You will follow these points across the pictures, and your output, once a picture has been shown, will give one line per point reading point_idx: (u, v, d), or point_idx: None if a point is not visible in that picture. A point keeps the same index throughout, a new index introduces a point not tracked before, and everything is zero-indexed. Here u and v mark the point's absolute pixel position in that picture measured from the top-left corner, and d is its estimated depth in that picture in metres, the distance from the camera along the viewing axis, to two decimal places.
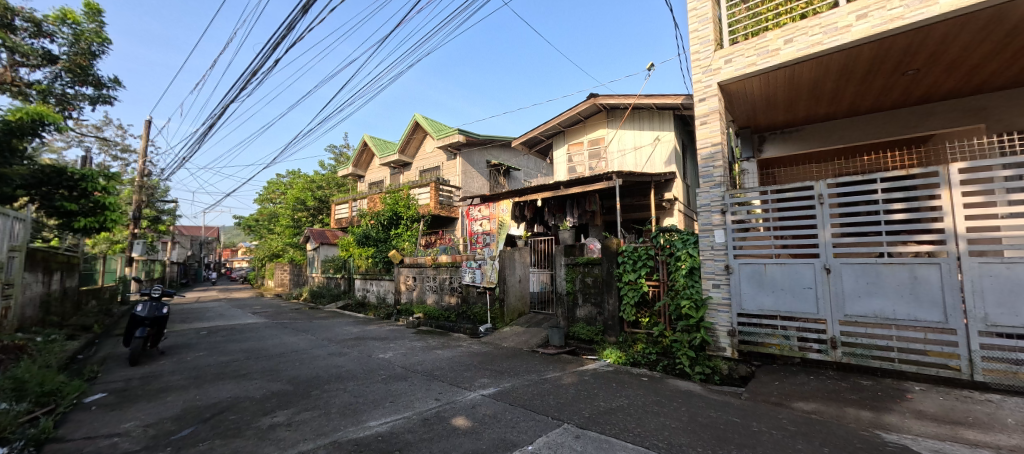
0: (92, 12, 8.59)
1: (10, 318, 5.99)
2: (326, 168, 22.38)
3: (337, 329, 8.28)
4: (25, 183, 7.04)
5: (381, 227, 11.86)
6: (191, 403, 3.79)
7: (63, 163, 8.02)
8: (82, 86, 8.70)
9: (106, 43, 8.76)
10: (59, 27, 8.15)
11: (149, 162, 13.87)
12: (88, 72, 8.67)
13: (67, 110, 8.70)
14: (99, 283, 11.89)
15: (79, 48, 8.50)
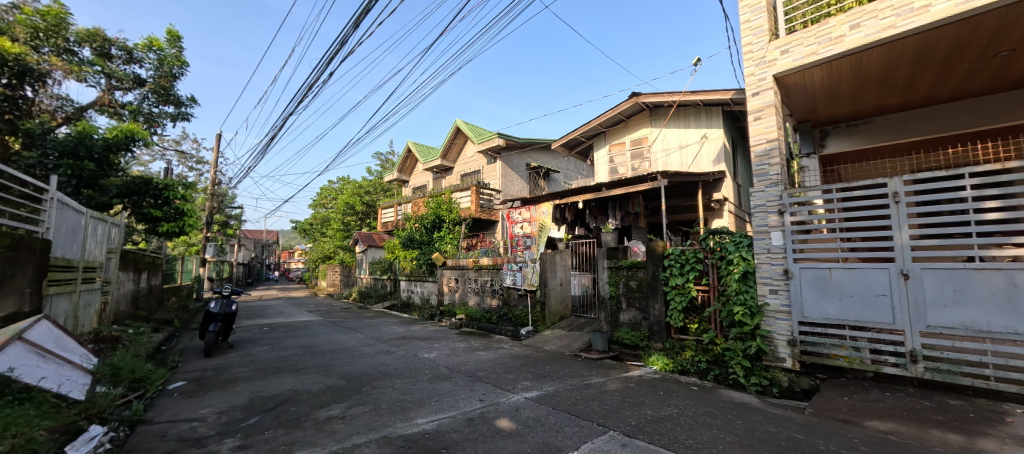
0: (172, 39, 9.64)
1: (108, 311, 6.82)
2: (373, 174, 23.48)
3: (384, 328, 8.65)
4: (120, 193, 8.01)
5: (424, 231, 12.14)
6: (256, 394, 4.12)
7: (149, 174, 9.03)
8: (165, 105, 9.76)
9: (184, 66, 9.79)
10: (146, 54, 9.24)
11: (219, 172, 15.27)
12: (170, 92, 9.70)
13: (153, 127, 9.80)
14: (178, 281, 13.23)
15: (163, 71, 9.56)
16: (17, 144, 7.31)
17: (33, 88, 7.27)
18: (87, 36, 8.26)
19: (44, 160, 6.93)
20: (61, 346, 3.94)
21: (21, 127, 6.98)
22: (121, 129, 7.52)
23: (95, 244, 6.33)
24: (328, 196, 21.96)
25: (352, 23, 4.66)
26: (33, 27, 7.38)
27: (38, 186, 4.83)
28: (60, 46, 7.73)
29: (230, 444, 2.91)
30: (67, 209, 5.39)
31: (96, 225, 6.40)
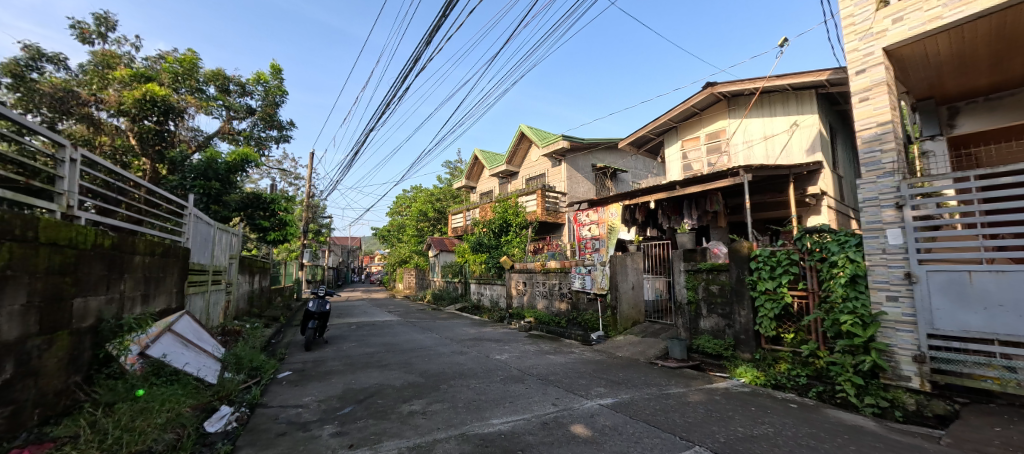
0: (274, 72, 11.07)
1: (230, 309, 7.97)
2: (443, 182, 24.67)
3: (456, 329, 9.00)
4: (238, 207, 9.36)
5: (493, 234, 12.96)
6: (348, 386, 4.52)
7: (259, 190, 10.43)
8: (270, 130, 11.21)
9: (285, 95, 11.17)
10: (256, 86, 10.72)
11: (313, 186, 17.10)
12: (274, 118, 11.11)
13: (262, 150, 11.30)
14: (282, 283, 15.01)
15: (268, 100, 10.99)
16: (164, 170, 8.91)
17: (175, 123, 8.81)
18: (212, 76, 9.82)
19: (184, 183, 8.34)
20: (198, 336, 4.71)
21: (167, 156, 8.53)
22: (238, 153, 8.82)
23: (220, 251, 7.45)
24: (403, 204, 23.45)
25: (422, 41, 4.99)
26: (173, 72, 8.96)
27: (180, 203, 5.84)
28: (192, 86, 9.29)
29: (328, 430, 3.22)
30: (200, 222, 6.43)
31: (221, 235, 7.54)
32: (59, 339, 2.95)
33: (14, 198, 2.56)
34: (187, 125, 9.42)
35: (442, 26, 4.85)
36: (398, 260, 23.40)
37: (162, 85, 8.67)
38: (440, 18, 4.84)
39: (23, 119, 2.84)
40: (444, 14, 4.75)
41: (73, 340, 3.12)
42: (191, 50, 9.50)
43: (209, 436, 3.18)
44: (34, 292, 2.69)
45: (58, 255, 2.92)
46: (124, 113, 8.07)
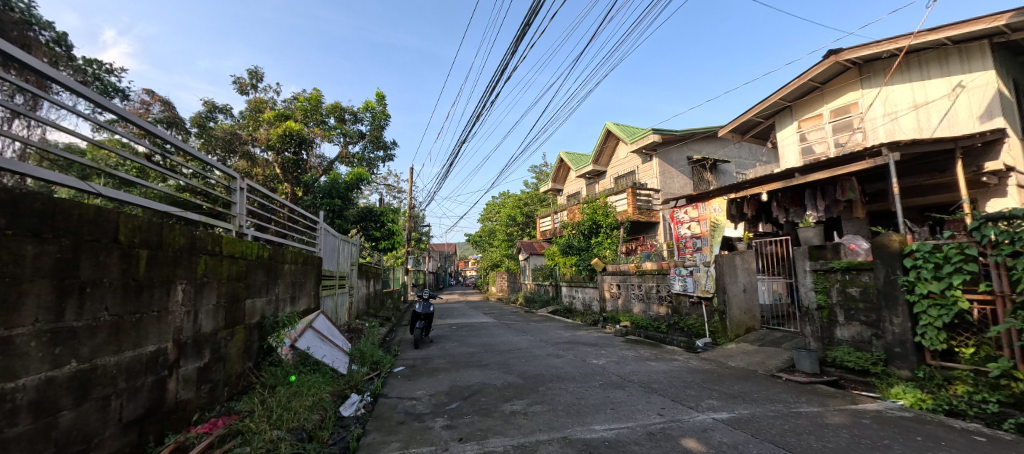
0: (379, 98, 12.45)
1: (352, 309, 9.09)
2: (530, 187, 25.07)
3: (550, 332, 9.03)
4: (355, 220, 10.68)
5: (582, 237, 12.48)
6: (454, 383, 4.84)
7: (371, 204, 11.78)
8: (378, 150, 12.62)
9: (388, 118, 12.49)
10: (365, 113, 12.17)
11: (413, 198, 18.71)
12: (381, 140, 12.49)
13: (371, 168, 12.76)
14: (391, 287, 16.66)
15: (375, 124, 12.39)
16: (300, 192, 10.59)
17: (307, 152, 10.41)
18: (331, 109, 11.40)
19: (315, 202, 9.81)
20: (331, 332, 5.48)
21: (302, 181, 10.15)
22: (354, 173, 10.13)
23: (344, 259, 8.58)
24: (492, 211, 24.32)
25: (508, 51, 5.20)
26: (304, 109, 10.63)
27: (311, 218, 6.87)
28: (317, 119, 10.92)
29: (439, 422, 3.50)
30: (328, 235, 7.50)
31: (343, 244, 8.67)
32: (239, 331, 3.72)
33: (205, 221, 3.27)
34: (316, 153, 11.08)
35: (526, 34, 4.99)
36: (491, 264, 24.35)
37: (297, 121, 10.35)
38: (523, 28, 4.99)
39: (209, 159, 3.63)
40: (527, 22, 4.89)
41: (246, 333, 3.88)
42: (315, 89, 11.17)
43: (345, 420, 3.68)
44: (221, 294, 3.40)
45: (235, 265, 3.67)
46: (271, 148, 9.82)
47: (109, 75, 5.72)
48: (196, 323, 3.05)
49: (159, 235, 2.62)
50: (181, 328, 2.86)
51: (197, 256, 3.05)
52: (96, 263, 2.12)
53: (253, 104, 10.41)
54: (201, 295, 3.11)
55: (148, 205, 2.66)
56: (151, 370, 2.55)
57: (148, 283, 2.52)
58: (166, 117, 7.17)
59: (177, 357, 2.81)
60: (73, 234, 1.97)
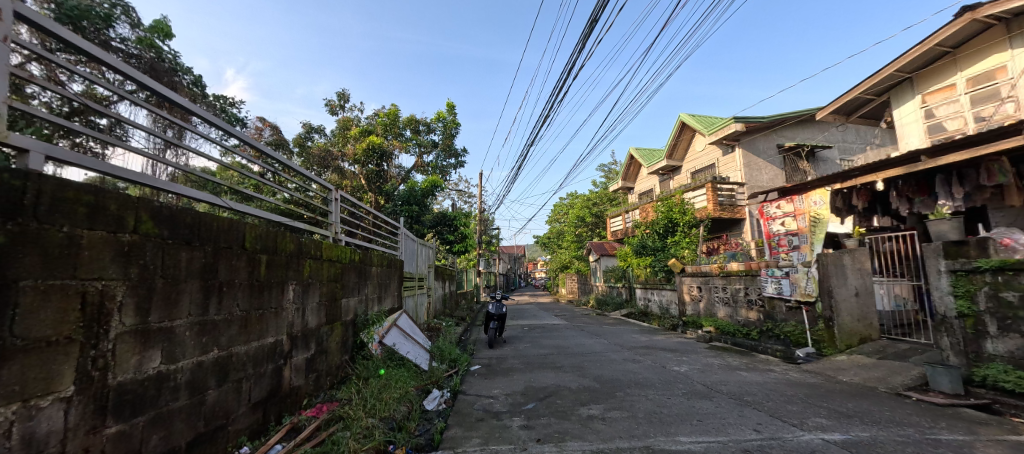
0: (450, 108, 13.06)
1: (430, 309, 9.60)
2: (598, 186, 24.45)
3: (625, 336, 8.69)
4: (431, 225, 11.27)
5: (657, 236, 11.66)
6: (529, 384, 4.87)
7: (444, 209, 12.38)
8: (449, 158, 13.22)
9: (458, 126, 13.05)
10: (437, 123, 12.84)
11: (484, 202, 19.26)
12: (452, 147, 13.09)
13: (444, 175, 13.40)
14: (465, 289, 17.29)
15: (447, 133, 13.01)
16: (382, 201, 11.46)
17: (387, 163, 11.26)
18: (407, 122, 12.20)
19: (395, 209, 10.55)
20: (413, 330, 5.84)
21: (383, 190, 10.98)
22: (429, 181, 10.74)
23: (422, 262, 9.11)
24: (560, 212, 24.14)
25: (575, 50, 5.13)
26: (384, 124, 11.52)
27: (393, 224, 7.40)
28: (395, 132, 11.76)
29: (517, 422, 3.55)
30: (408, 239, 8.01)
31: (421, 248, 9.20)
32: (337, 327, 4.13)
33: (309, 228, 3.67)
34: (395, 164, 11.95)
35: (592, 31, 4.89)
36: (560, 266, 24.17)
37: (378, 135, 11.27)
38: (590, 25, 4.90)
39: (310, 173, 4.08)
40: (594, 18, 4.80)
41: (343, 329, 4.29)
42: (393, 104, 12.04)
43: (428, 413, 3.90)
44: (322, 293, 3.80)
45: (333, 267, 4.07)
46: (357, 161, 10.81)
47: (232, 107, 6.72)
48: (304, 319, 3.45)
49: (274, 242, 3.01)
50: (292, 323, 3.25)
51: (303, 260, 3.45)
52: (229, 266, 2.48)
53: (341, 123, 11.52)
54: (307, 294, 3.52)
55: (265, 217, 3.07)
56: (271, 359, 2.93)
57: (267, 283, 2.91)
58: (274, 139, 8.23)
59: (290, 348, 3.20)
60: (213, 241, 2.33)
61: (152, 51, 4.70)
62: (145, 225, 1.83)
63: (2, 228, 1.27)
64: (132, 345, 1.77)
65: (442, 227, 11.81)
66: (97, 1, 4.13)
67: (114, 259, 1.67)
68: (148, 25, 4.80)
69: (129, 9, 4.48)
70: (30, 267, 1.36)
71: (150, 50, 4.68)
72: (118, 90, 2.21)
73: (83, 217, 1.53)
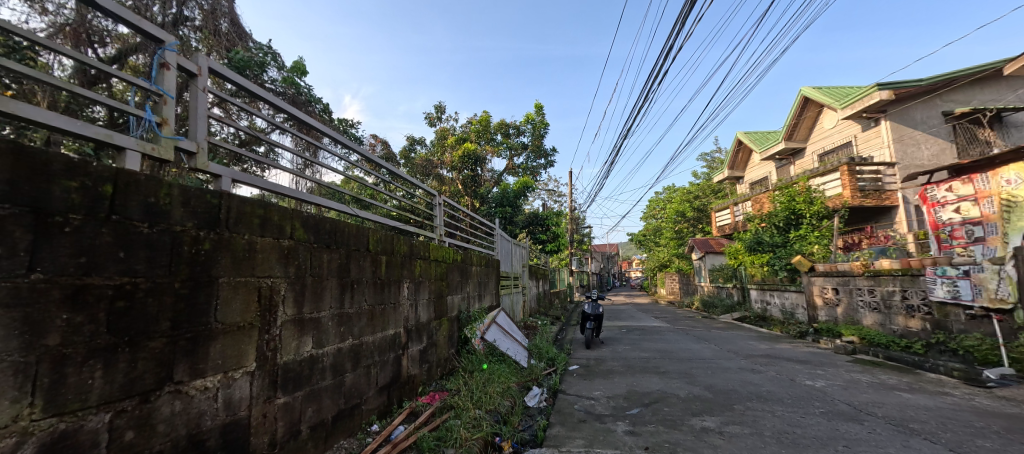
0: (538, 110, 13.20)
1: (526, 308, 9.80)
2: (700, 178, 22.47)
3: (740, 342, 7.80)
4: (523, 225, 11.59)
5: (776, 231, 10.13)
6: (632, 388, 4.66)
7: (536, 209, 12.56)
8: (539, 158, 13.36)
9: (546, 127, 13.15)
10: (526, 125, 13.08)
11: (574, 200, 19.06)
12: (541, 147, 13.21)
13: (535, 176, 13.59)
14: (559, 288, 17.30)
15: (536, 134, 13.16)
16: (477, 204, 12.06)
17: (480, 168, 11.82)
18: (498, 127, 12.67)
19: (491, 211, 11.02)
20: (511, 328, 6.04)
21: (479, 193, 11.55)
22: (520, 182, 11.05)
23: (517, 261, 9.36)
24: (657, 207, 22.76)
25: (672, 31, 4.75)
26: (477, 131, 12.16)
27: (489, 225, 7.73)
28: (487, 138, 12.34)
29: (622, 426, 3.42)
30: (503, 239, 8.30)
31: (515, 248, 9.45)
32: (444, 322, 4.46)
33: (418, 231, 4.01)
34: (488, 168, 12.51)
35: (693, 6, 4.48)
36: (659, 265, 22.73)
37: (472, 142, 11.91)
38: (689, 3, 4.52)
39: (417, 181, 4.45)
40: None
41: (449, 324, 4.61)
42: (484, 111, 12.61)
43: (530, 409, 3.98)
44: (431, 291, 4.13)
45: (439, 267, 4.39)
46: (455, 168, 11.53)
47: (351, 128, 7.69)
48: (417, 314, 3.78)
49: (391, 244, 3.36)
50: (408, 318, 3.59)
51: (414, 260, 3.78)
52: (358, 266, 2.84)
53: (439, 133, 12.37)
54: (419, 291, 3.85)
55: (383, 222, 3.42)
56: (392, 349, 3.28)
57: (387, 281, 3.25)
58: (385, 153, 9.20)
59: (406, 340, 3.53)
60: (346, 245, 2.69)
61: (292, 87, 5.61)
62: (298, 232, 2.18)
63: (208, 236, 1.61)
64: (292, 332, 2.12)
65: (535, 226, 12.01)
66: (255, 52, 5.06)
67: (279, 260, 2.02)
68: (289, 66, 5.76)
69: (276, 56, 5.44)
70: (226, 267, 1.70)
71: (292, 87, 5.59)
72: (273, 122, 2.65)
73: (258, 226, 1.88)
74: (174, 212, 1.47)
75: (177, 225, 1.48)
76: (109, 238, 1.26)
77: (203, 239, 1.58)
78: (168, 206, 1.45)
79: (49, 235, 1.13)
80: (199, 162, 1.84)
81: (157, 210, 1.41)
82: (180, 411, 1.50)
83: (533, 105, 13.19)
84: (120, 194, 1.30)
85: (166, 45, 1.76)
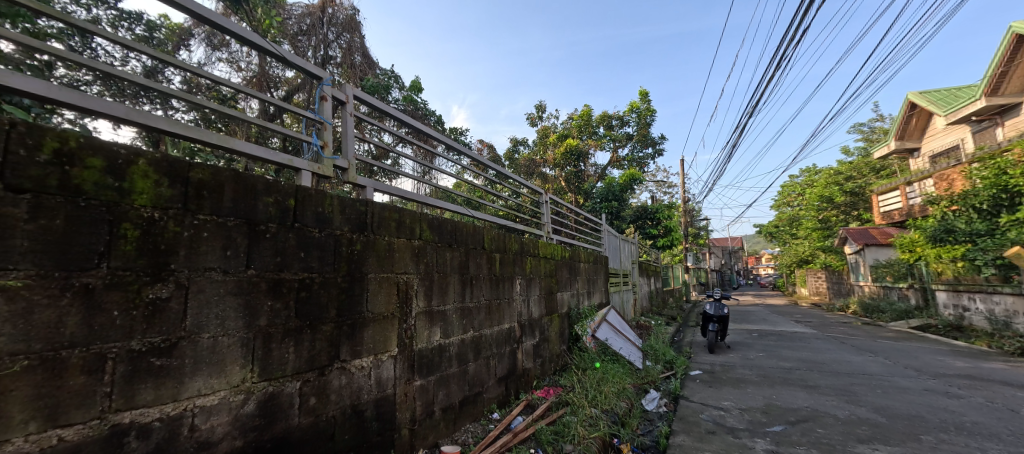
0: (644, 96, 12.46)
1: (638, 306, 9.34)
2: (855, 154, 18.60)
3: (923, 356, 6.25)
4: (631, 220, 11.09)
5: (976, 215, 7.85)
6: (772, 401, 4.08)
7: (644, 202, 11.90)
8: (646, 147, 12.60)
9: (653, 113, 12.34)
10: (630, 115, 12.44)
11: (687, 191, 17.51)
12: (648, 136, 12.43)
13: (642, 167, 12.85)
14: (674, 286, 16.11)
15: (641, 123, 12.43)
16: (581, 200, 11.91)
17: (583, 163, 11.65)
18: (600, 120, 12.33)
19: (597, 206, 10.85)
20: (623, 327, 5.82)
21: (582, 189, 11.41)
22: (627, 175, 10.67)
23: (626, 258, 8.99)
24: (794, 193, 19.57)
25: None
26: (578, 126, 12.01)
27: (596, 221, 7.55)
28: (589, 132, 12.12)
29: (762, 445, 3.03)
30: (611, 235, 8.04)
31: (624, 244, 9.08)
32: (555, 319, 4.51)
33: (527, 229, 4.11)
34: (590, 162, 12.23)
35: None
36: (799, 261, 19.51)
37: (574, 138, 11.79)
38: None
39: (523, 180, 4.57)
40: None
41: (560, 321, 4.63)
42: (585, 105, 12.39)
43: (649, 414, 3.78)
44: (542, 287, 4.21)
45: (548, 264, 4.45)
46: (557, 165, 11.53)
47: (461, 135, 8.28)
48: (529, 309, 3.90)
49: (504, 242, 3.51)
50: (522, 313, 3.73)
51: (525, 257, 3.90)
52: (476, 263, 3.04)
53: (540, 132, 12.46)
54: (530, 287, 3.96)
55: (496, 221, 3.59)
56: (508, 342, 3.43)
57: (501, 277, 3.41)
58: (491, 156, 9.69)
59: (521, 334, 3.66)
60: (465, 243, 2.90)
61: (411, 104, 6.27)
62: (425, 233, 2.43)
63: (359, 238, 1.90)
64: (424, 322, 2.37)
65: (644, 220, 11.42)
66: (382, 77, 5.78)
67: (412, 258, 2.29)
68: (408, 85, 6.45)
69: (398, 78, 6.14)
70: (373, 265, 1.98)
71: (412, 104, 6.24)
72: (399, 135, 2.96)
73: (395, 228, 2.15)
74: (335, 219, 1.77)
75: (338, 230, 1.78)
76: (294, 242, 1.57)
77: (356, 240, 1.87)
78: (331, 214, 1.75)
79: (258, 240, 1.45)
80: (349, 176, 2.18)
81: (324, 217, 1.71)
82: (346, 384, 1.79)
83: (638, 93, 12.49)
84: (299, 205, 1.61)
85: (323, 80, 2.13)
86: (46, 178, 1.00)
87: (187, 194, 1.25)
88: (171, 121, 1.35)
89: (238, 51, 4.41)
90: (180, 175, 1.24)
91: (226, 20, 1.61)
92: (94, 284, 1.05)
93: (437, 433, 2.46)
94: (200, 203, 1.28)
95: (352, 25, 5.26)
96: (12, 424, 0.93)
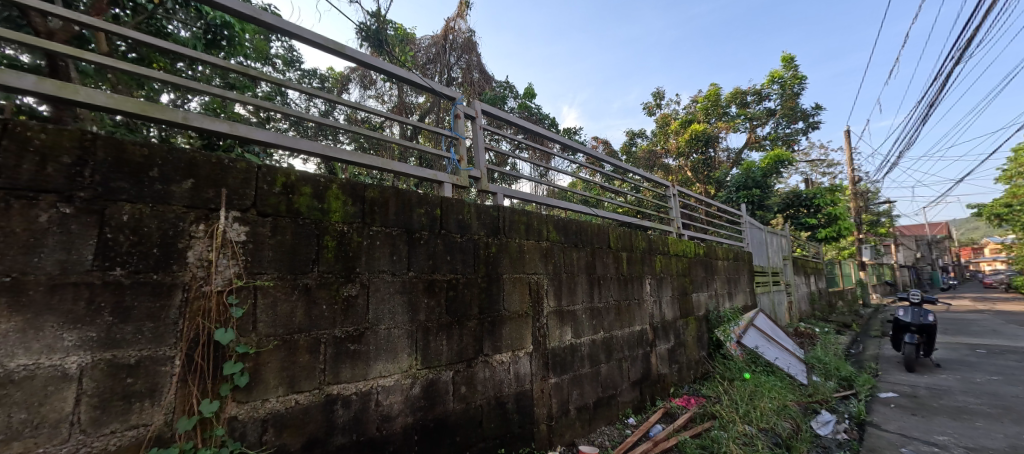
0: (788, 63, 10.59)
1: (795, 310, 7.96)
2: None
3: None
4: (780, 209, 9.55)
5: None
6: (1020, 442, 3.02)
7: (795, 187, 10.12)
8: (795, 122, 10.69)
9: (803, 81, 10.42)
10: (771, 87, 10.71)
11: (857, 169, 14.26)
12: (796, 109, 10.53)
13: (792, 145, 10.92)
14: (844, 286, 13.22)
15: (787, 94, 10.59)
16: (713, 191, 10.72)
17: (712, 149, 10.49)
18: (731, 97, 10.92)
19: (732, 196, 9.69)
20: (776, 333, 5.04)
21: (714, 178, 10.26)
22: (771, 157, 9.33)
23: (774, 253, 7.74)
24: None
25: None
26: (705, 108, 10.85)
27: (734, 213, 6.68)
28: (719, 113, 10.87)
29: None
30: (754, 228, 7.03)
31: (772, 238, 7.82)
32: (692, 322, 4.13)
33: (654, 227, 3.86)
34: (721, 147, 10.89)
35: None
36: None
37: (700, 122, 10.68)
38: None
39: (645, 174, 4.30)
40: None
41: (698, 324, 4.22)
42: (712, 85, 11.11)
43: (823, 439, 3.17)
44: (674, 288, 3.91)
45: (680, 262, 4.12)
46: (682, 154, 10.59)
47: (575, 135, 8.26)
48: (662, 311, 3.66)
49: (630, 240, 3.37)
50: (653, 314, 3.51)
51: (653, 256, 3.67)
52: (602, 263, 2.98)
53: (660, 121, 11.60)
54: (661, 287, 3.71)
55: (620, 219, 3.46)
56: (640, 345, 3.27)
57: (630, 277, 3.29)
58: (607, 152, 9.43)
59: (654, 337, 3.46)
60: (590, 243, 2.88)
61: (525, 111, 6.52)
62: (552, 234, 2.49)
63: (494, 241, 2.05)
64: (556, 321, 2.42)
65: (797, 209, 9.74)
66: (498, 89, 6.14)
67: (541, 260, 2.36)
68: (522, 93, 6.71)
69: (513, 88, 6.44)
70: (507, 266, 2.11)
71: (525, 111, 6.48)
72: (516, 141, 3.06)
73: (524, 230, 2.26)
74: (473, 224, 1.94)
75: (476, 234, 1.95)
76: (442, 247, 1.78)
77: (491, 243, 2.02)
78: (470, 220, 1.93)
79: (415, 247, 1.67)
80: (482, 184, 2.36)
81: (464, 223, 1.90)
82: (489, 376, 1.95)
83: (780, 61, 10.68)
84: (444, 214, 1.81)
85: (455, 100, 2.36)
86: (279, 205, 1.32)
87: (364, 210, 1.53)
88: (348, 152, 1.68)
89: (383, 87, 5.15)
90: (358, 195, 1.51)
91: (379, 62, 1.92)
92: (310, 283, 1.36)
93: (574, 432, 2.49)
94: (373, 217, 1.55)
95: (470, 46, 5.69)
96: (270, 387, 1.25)
